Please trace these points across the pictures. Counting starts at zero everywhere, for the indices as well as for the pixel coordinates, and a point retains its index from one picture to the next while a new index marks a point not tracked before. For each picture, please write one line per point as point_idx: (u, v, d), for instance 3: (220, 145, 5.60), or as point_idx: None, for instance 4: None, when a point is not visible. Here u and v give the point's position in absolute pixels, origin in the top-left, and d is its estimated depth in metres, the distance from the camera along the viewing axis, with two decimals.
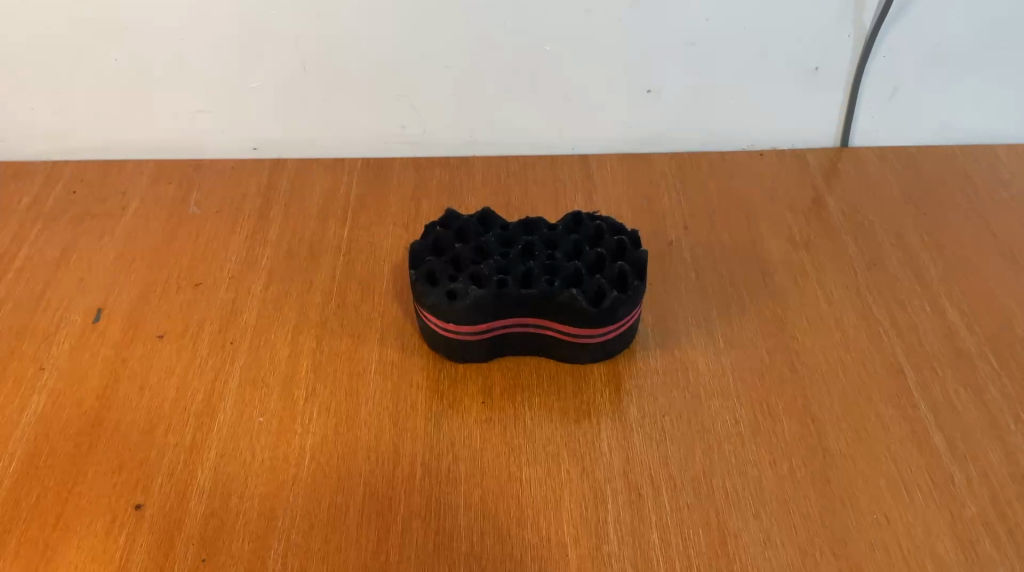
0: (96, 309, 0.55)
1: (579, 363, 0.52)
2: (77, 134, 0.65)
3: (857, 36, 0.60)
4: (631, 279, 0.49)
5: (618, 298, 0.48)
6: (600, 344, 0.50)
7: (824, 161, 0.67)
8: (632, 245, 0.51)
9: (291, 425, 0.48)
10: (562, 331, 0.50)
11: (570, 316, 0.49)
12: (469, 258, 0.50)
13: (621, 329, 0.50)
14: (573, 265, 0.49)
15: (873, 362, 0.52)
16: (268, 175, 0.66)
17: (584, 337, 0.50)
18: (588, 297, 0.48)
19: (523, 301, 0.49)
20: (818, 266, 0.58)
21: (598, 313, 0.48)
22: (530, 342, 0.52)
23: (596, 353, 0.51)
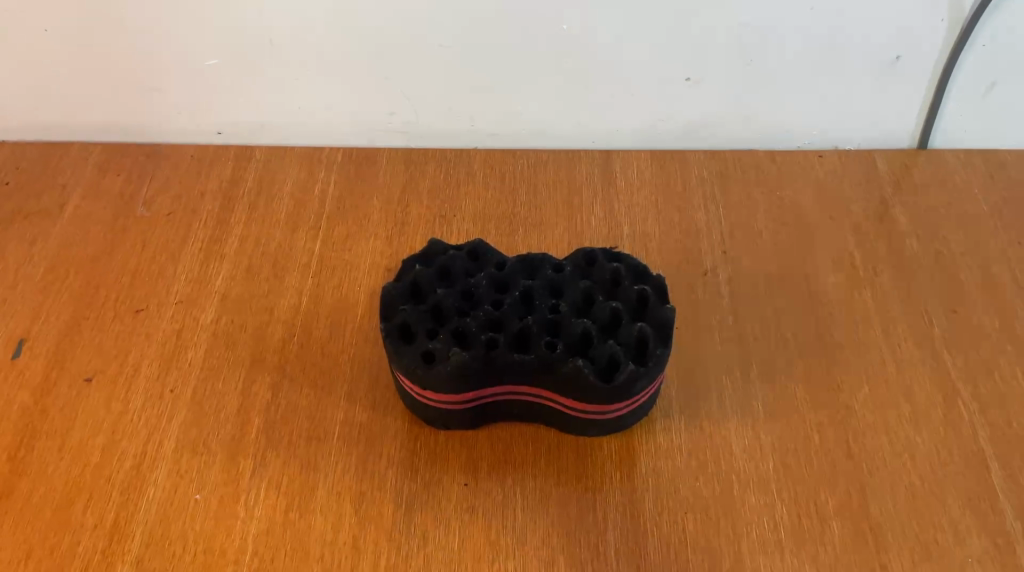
0: (18, 340, 0.46)
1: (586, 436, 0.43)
2: (12, 112, 0.56)
3: (954, 19, 0.48)
4: (652, 346, 0.39)
5: (636, 371, 0.38)
6: (612, 420, 0.41)
7: (897, 164, 0.56)
8: (656, 298, 0.41)
9: (233, 507, 0.40)
10: (565, 405, 0.41)
11: (573, 390, 0.39)
12: (454, 307, 0.41)
13: (638, 403, 0.41)
14: (582, 324, 0.40)
15: (948, 447, 0.42)
16: (233, 166, 0.56)
17: (592, 412, 0.40)
18: (598, 367, 0.39)
19: (518, 368, 0.39)
20: (885, 312, 0.48)
21: (609, 389, 0.39)
22: (527, 410, 0.42)
23: (606, 428, 0.42)
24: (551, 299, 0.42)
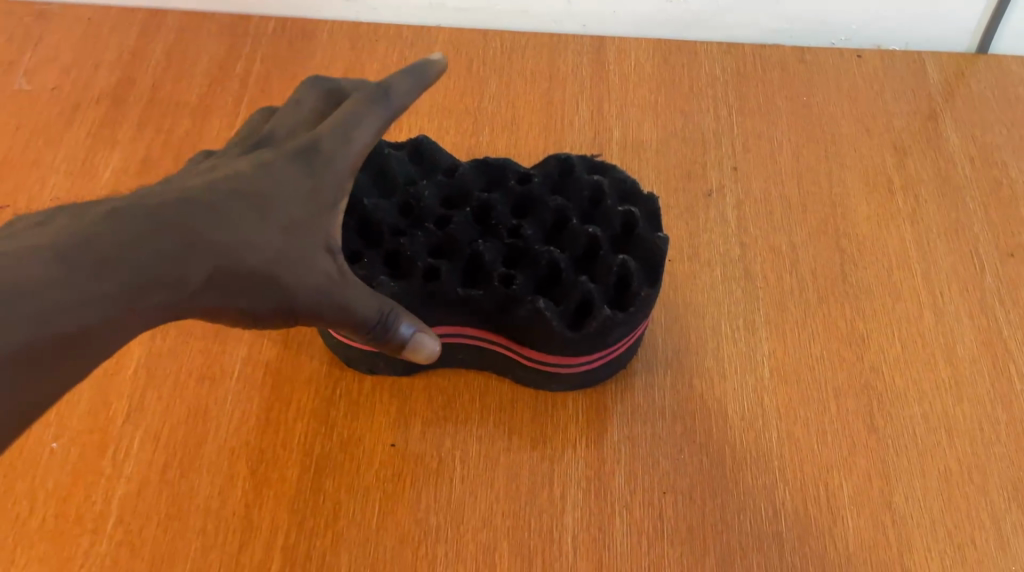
0: None
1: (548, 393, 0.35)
2: None
3: None
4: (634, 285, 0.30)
5: (612, 318, 0.30)
6: (580, 374, 0.33)
7: (950, 70, 0.45)
8: (646, 225, 0.32)
9: (98, 461, 0.32)
10: (523, 354, 0.32)
11: (531, 337, 0.31)
12: (385, 223, 0.32)
13: (614, 355, 0.32)
14: (548, 254, 0.31)
15: (996, 424, 0.34)
16: (139, 33, 0.45)
17: (555, 365, 0.32)
18: (564, 311, 0.30)
19: (461, 306, 0.31)
20: (925, 253, 0.39)
21: (575, 339, 0.30)
22: (475, 357, 0.34)
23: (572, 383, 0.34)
24: (511, 218, 0.33)
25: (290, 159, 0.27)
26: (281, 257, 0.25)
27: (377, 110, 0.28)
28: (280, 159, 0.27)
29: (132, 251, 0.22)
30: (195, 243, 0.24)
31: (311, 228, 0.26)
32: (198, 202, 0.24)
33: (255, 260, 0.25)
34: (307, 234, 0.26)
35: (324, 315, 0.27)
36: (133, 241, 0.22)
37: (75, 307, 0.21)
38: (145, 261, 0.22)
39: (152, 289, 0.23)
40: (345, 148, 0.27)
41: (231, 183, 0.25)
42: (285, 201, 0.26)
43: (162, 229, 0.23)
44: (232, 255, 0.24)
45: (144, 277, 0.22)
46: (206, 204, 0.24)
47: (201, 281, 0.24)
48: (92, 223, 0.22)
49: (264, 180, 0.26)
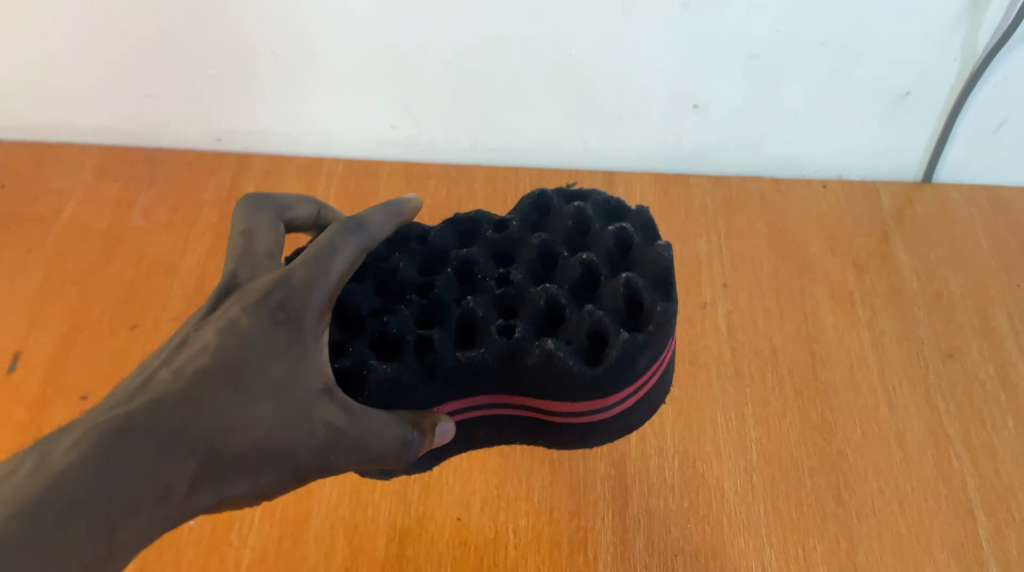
0: (13, 355, 0.47)
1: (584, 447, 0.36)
2: (7, 114, 0.55)
3: (966, 58, 0.48)
4: (640, 297, 0.32)
5: (630, 344, 0.31)
6: (607, 418, 0.34)
7: (900, 197, 0.55)
8: (637, 238, 0.35)
9: (226, 534, 0.41)
10: (542, 405, 0.34)
11: (546, 381, 0.32)
12: (370, 305, 0.35)
13: (628, 396, 0.33)
14: (544, 293, 0.33)
15: (938, 496, 0.42)
16: (232, 175, 0.55)
17: (578, 416, 0.33)
18: (576, 352, 0.32)
19: (468, 371, 0.32)
20: (880, 354, 0.48)
21: (596, 376, 0.31)
22: (504, 427, 0.36)
23: (606, 428, 0.35)
24: (500, 268, 0.36)
25: (256, 305, 0.29)
26: (271, 426, 0.27)
27: (350, 236, 0.31)
28: (245, 315, 0.29)
29: (128, 454, 0.24)
30: (183, 437, 0.25)
31: (300, 383, 0.28)
32: (170, 403, 0.26)
33: (242, 437, 0.27)
34: (295, 391, 0.28)
35: (332, 452, 0.29)
36: (134, 438, 0.24)
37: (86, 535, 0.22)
38: (129, 479, 0.23)
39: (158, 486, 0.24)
40: (318, 289, 0.30)
41: (197, 376, 0.27)
42: (267, 364, 0.28)
43: (145, 435, 0.25)
44: (222, 440, 0.26)
45: (138, 488, 0.23)
46: (185, 394, 0.26)
47: (191, 479, 0.25)
48: (75, 453, 0.23)
49: (249, 346, 0.28)
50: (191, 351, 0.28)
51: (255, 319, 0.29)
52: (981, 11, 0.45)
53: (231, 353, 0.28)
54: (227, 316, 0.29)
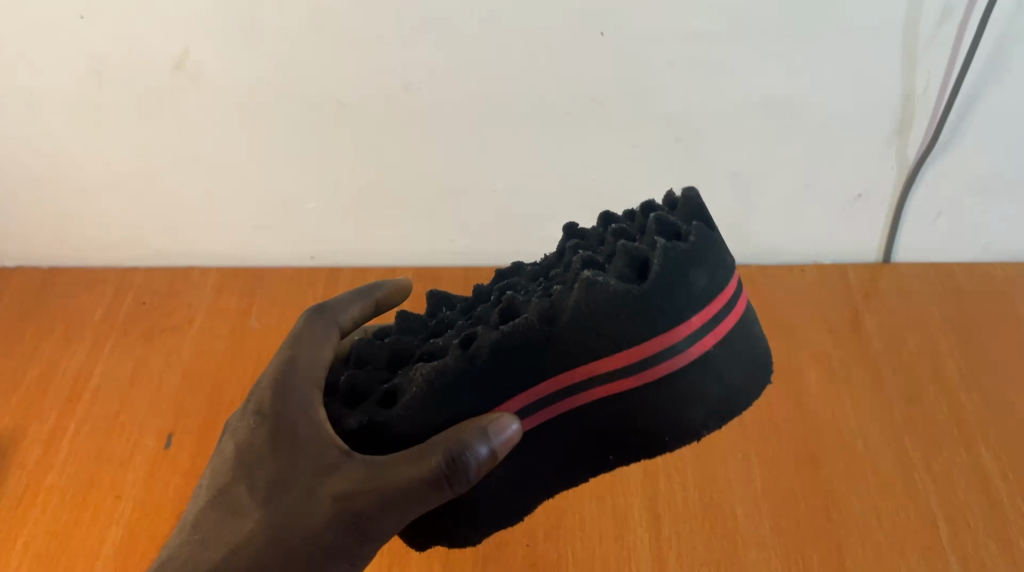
0: (166, 435, 0.58)
1: (688, 426, 0.33)
2: (147, 247, 0.70)
3: (901, 166, 0.62)
4: (674, 225, 0.34)
5: (673, 249, 0.32)
6: (688, 367, 0.33)
7: (865, 278, 0.69)
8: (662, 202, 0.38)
9: None
10: (614, 372, 0.33)
11: (598, 332, 0.32)
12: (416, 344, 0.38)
13: (696, 325, 0.33)
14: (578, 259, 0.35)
15: (907, 511, 0.53)
16: (325, 286, 0.69)
17: (647, 365, 0.32)
18: (621, 276, 0.32)
19: (515, 337, 0.32)
20: (856, 402, 0.59)
21: (644, 292, 0.31)
22: (583, 423, 0.35)
23: (699, 388, 0.33)
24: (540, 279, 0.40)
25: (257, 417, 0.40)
26: (280, 513, 0.37)
27: (317, 322, 0.45)
28: (251, 426, 0.40)
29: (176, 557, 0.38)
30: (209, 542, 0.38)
31: (297, 467, 0.37)
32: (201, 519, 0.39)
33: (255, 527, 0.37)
34: (291, 475, 0.37)
35: (349, 511, 0.35)
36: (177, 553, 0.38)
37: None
38: None
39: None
40: (288, 384, 0.40)
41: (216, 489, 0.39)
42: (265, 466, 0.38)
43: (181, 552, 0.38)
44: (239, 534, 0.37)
45: None
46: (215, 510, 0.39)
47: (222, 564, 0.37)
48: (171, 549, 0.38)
49: (254, 453, 0.39)
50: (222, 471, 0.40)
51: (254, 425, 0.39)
52: (906, 132, 0.60)
53: (242, 467, 0.39)
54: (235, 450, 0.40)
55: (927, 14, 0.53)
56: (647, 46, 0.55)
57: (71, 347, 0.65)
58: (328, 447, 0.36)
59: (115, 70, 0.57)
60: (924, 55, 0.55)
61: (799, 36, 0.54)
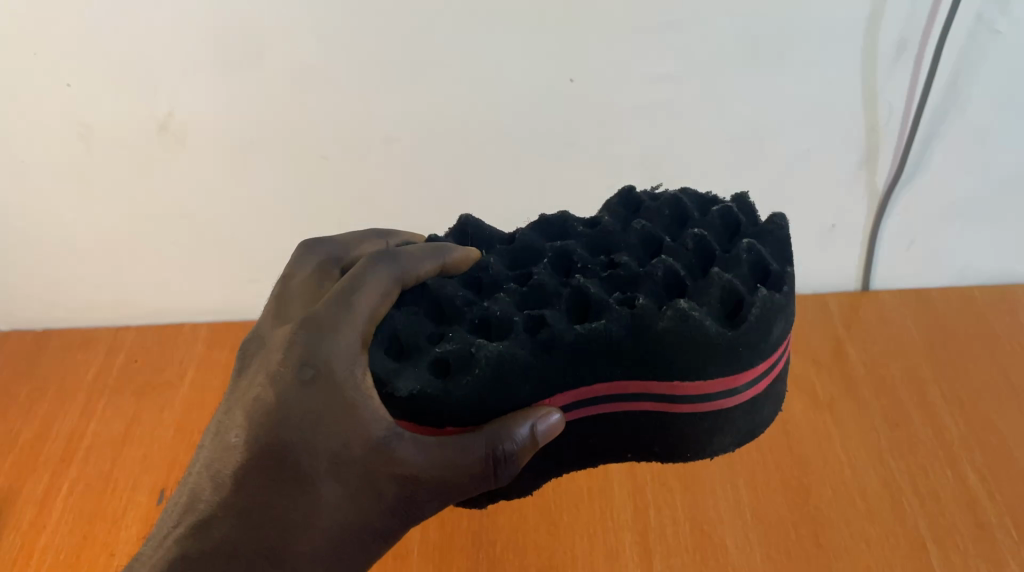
0: (159, 491, 0.59)
1: (711, 449, 0.41)
2: (139, 304, 0.72)
3: (871, 196, 0.64)
4: (766, 266, 0.39)
5: (771, 302, 0.37)
6: (737, 404, 0.39)
7: (846, 305, 0.70)
8: (740, 219, 0.42)
9: None
10: (699, 396, 0.38)
11: (673, 347, 0.36)
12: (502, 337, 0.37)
13: (749, 377, 0.38)
14: (662, 267, 0.38)
15: (897, 535, 0.53)
16: None
17: (702, 396, 0.38)
18: (716, 315, 0.37)
19: (587, 340, 0.36)
20: (841, 430, 0.60)
21: (732, 341, 0.36)
22: (619, 426, 0.40)
23: (737, 425, 0.40)
24: (601, 257, 0.42)
25: (304, 387, 0.34)
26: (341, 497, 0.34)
27: (383, 270, 0.38)
28: (296, 394, 0.34)
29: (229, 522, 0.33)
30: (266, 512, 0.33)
31: (362, 435, 0.33)
32: (242, 466, 0.33)
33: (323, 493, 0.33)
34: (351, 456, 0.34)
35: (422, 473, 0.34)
36: (230, 504, 0.33)
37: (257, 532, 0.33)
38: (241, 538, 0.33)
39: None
40: (334, 348, 0.34)
41: (250, 437, 0.34)
42: (316, 434, 0.33)
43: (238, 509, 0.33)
44: (301, 492, 0.33)
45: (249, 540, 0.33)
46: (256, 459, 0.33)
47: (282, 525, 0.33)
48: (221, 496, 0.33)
49: (304, 410, 0.33)
50: (249, 407, 0.34)
51: (289, 389, 0.34)
52: (873, 162, 0.61)
53: (294, 411, 0.33)
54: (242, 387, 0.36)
55: (883, 49, 0.55)
56: (616, 92, 0.57)
57: (65, 406, 0.65)
58: (380, 422, 0.34)
59: (103, 134, 0.58)
60: (883, 88, 0.57)
61: (762, 75, 0.56)
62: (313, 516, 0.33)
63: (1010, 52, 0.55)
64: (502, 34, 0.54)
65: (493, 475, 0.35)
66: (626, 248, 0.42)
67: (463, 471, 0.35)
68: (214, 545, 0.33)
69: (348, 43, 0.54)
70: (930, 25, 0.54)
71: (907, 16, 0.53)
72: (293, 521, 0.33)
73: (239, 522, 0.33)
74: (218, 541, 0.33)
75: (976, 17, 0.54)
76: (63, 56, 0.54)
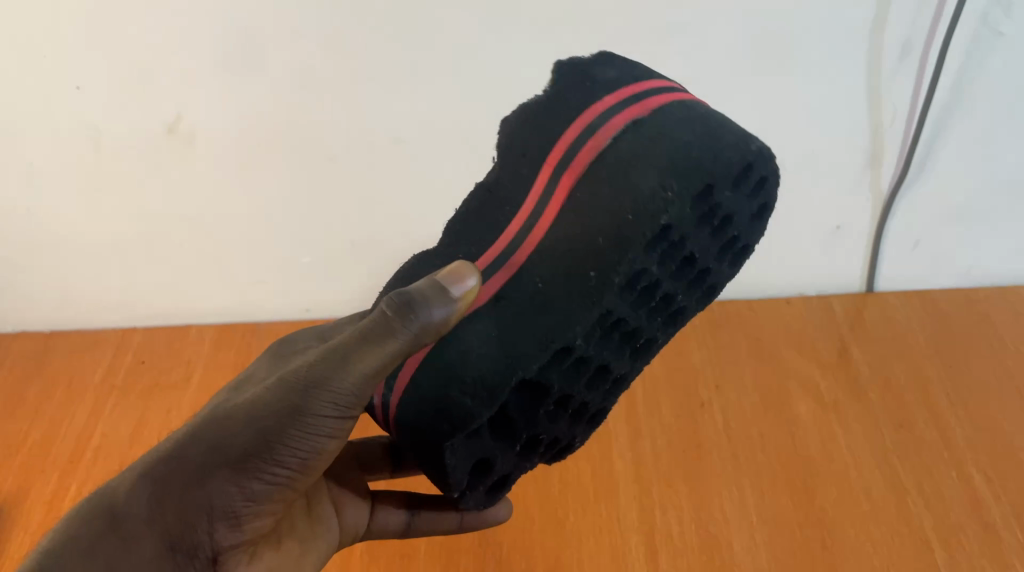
0: None
1: (646, 188, 0.31)
2: (145, 306, 0.72)
3: (876, 198, 0.64)
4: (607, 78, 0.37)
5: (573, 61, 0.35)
6: (615, 137, 0.33)
7: (851, 307, 0.70)
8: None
9: None
10: (572, 165, 0.33)
11: (521, 154, 0.35)
12: None
13: (648, 97, 0.34)
14: None
15: (903, 536, 0.53)
16: None
17: (572, 152, 0.33)
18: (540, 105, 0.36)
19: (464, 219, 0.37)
20: (846, 431, 0.60)
21: (550, 101, 0.35)
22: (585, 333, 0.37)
23: (656, 134, 0.33)
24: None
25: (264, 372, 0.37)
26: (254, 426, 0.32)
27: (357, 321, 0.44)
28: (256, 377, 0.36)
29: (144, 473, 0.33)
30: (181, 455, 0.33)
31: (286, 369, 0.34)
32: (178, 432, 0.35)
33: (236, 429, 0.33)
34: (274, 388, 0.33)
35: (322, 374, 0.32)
36: (153, 460, 0.34)
37: (170, 479, 0.33)
38: (152, 486, 0.33)
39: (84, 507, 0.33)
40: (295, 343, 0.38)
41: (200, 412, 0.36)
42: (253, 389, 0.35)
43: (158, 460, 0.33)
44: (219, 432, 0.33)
45: (163, 489, 0.32)
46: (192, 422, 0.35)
47: (195, 466, 0.32)
48: (149, 456, 0.34)
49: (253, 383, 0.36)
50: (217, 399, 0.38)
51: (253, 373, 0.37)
52: (878, 165, 0.62)
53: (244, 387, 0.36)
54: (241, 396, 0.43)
55: (889, 51, 0.55)
56: None
57: (74, 408, 0.66)
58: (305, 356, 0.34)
59: (113, 137, 0.59)
60: (888, 91, 0.57)
61: (767, 78, 0.56)
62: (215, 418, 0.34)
63: (1015, 56, 0.56)
64: (509, 37, 0.54)
65: (397, 324, 0.31)
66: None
67: (369, 326, 0.32)
68: (121, 493, 0.33)
69: (355, 48, 0.55)
70: (934, 27, 0.54)
71: (911, 18, 0.54)
72: (206, 458, 0.32)
73: (158, 467, 0.33)
74: (133, 487, 0.33)
75: (981, 20, 0.54)
76: (73, 59, 0.55)
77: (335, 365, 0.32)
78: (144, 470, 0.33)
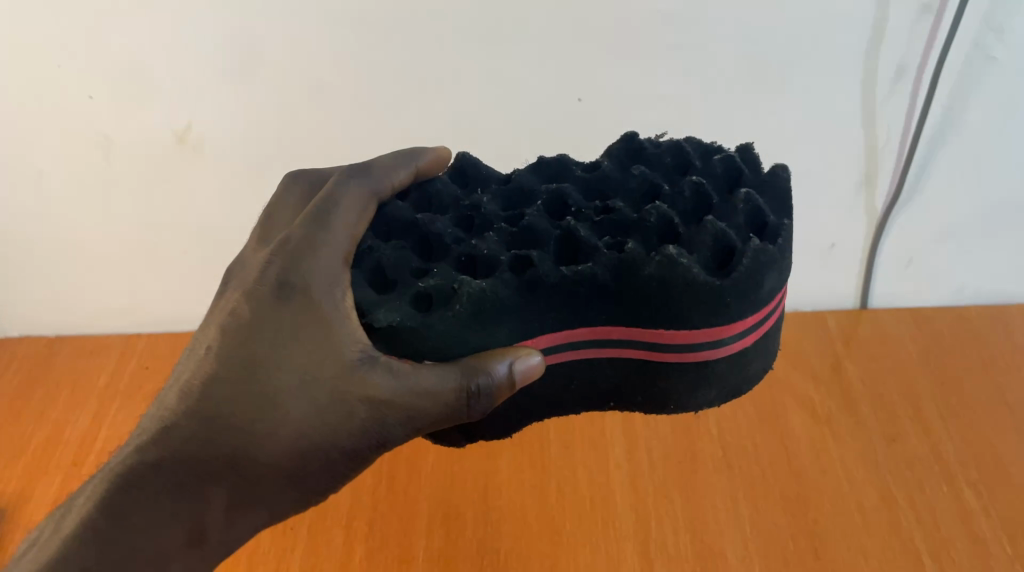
0: None
1: (693, 400, 0.40)
2: (150, 312, 0.73)
3: (871, 215, 0.65)
4: (765, 218, 0.38)
5: (762, 254, 0.36)
6: (720, 359, 0.38)
7: (845, 323, 0.71)
8: (743, 177, 0.39)
9: None
10: (675, 350, 0.38)
11: (658, 298, 0.36)
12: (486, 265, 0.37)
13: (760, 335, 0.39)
14: (655, 213, 0.37)
15: (894, 548, 0.54)
16: None
17: (694, 349, 0.38)
18: (705, 263, 0.36)
19: (570, 281, 0.36)
20: (839, 444, 0.61)
21: (723, 288, 0.35)
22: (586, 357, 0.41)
23: (734, 370, 0.39)
24: (596, 204, 0.40)
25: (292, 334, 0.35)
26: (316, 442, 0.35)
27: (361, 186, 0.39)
28: (284, 344, 0.35)
29: (191, 480, 0.34)
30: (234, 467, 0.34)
31: (344, 385, 0.34)
32: (209, 420, 0.34)
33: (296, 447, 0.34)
34: (332, 410, 0.34)
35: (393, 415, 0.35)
36: (191, 460, 0.34)
37: (223, 486, 0.34)
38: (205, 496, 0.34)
39: (132, 513, 0.33)
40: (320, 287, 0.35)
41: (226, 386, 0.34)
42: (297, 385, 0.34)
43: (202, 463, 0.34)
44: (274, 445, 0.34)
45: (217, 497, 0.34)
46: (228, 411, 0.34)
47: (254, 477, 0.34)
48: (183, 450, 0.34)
49: (290, 366, 0.34)
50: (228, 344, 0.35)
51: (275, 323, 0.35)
52: (873, 183, 0.63)
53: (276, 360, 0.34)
54: (229, 301, 0.38)
55: (883, 72, 0.57)
56: (621, 109, 0.59)
57: (78, 411, 0.67)
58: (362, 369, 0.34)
59: (124, 145, 0.60)
60: (882, 111, 0.59)
61: (764, 98, 0.58)
62: (272, 427, 0.34)
63: (1006, 80, 0.57)
64: (512, 52, 0.56)
65: (464, 409, 0.35)
66: (623, 197, 0.40)
67: (437, 401, 0.35)
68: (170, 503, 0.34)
69: (362, 62, 0.56)
70: (928, 51, 0.55)
71: (906, 41, 0.55)
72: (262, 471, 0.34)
73: (207, 475, 0.34)
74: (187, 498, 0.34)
75: (973, 44, 0.56)
76: (85, 68, 0.56)
77: (405, 418, 0.35)
78: (191, 475, 0.34)
